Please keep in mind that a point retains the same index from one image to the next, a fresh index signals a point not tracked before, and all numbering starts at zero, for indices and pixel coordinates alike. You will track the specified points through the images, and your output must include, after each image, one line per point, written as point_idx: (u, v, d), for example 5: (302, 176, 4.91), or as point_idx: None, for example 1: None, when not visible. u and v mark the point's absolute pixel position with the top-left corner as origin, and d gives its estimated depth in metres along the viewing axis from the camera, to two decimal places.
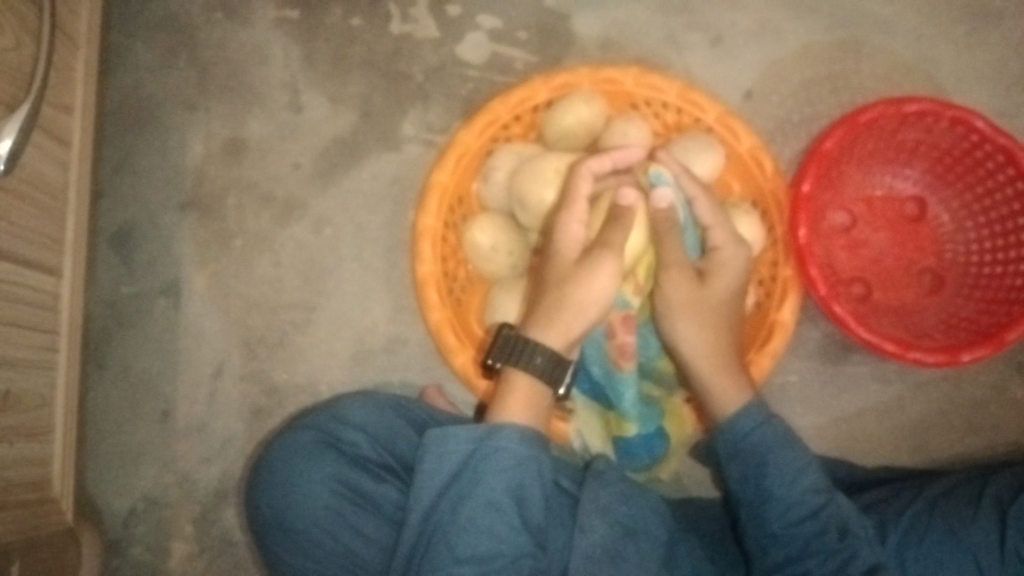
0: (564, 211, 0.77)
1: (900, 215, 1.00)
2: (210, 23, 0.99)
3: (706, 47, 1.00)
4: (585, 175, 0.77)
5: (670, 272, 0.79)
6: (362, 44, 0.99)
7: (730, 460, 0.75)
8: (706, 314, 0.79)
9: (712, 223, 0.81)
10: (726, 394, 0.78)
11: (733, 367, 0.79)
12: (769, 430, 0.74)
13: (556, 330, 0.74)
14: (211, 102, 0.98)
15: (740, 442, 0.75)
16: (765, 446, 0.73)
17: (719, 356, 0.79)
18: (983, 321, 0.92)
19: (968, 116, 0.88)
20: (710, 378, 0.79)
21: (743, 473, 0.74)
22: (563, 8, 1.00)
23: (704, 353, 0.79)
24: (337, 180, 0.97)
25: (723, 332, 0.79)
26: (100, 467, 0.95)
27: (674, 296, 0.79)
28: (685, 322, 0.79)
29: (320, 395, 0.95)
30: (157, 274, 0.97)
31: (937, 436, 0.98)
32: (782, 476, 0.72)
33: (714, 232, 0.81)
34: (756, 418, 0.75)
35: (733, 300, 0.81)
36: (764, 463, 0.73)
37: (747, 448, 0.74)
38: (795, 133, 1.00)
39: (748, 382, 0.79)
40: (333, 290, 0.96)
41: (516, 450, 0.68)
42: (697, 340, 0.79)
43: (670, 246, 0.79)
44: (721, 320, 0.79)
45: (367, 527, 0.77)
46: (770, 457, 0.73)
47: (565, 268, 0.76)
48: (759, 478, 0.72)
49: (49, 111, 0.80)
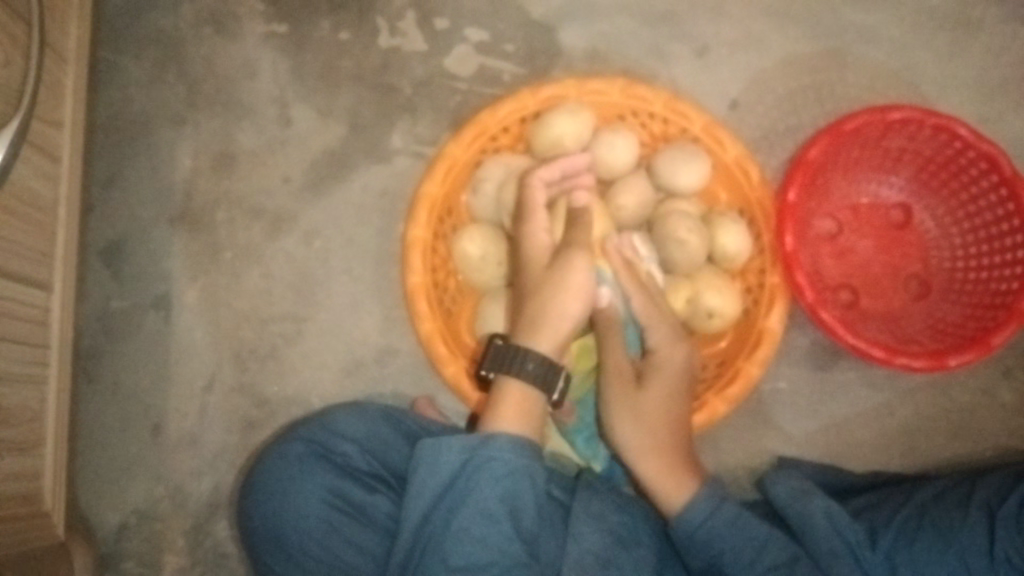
0: (526, 223, 0.80)
1: (886, 222, 1.01)
2: (200, 38, 1.00)
3: (691, 58, 1.01)
4: (537, 185, 0.80)
5: (612, 379, 0.82)
6: (351, 57, 0.99)
7: (687, 552, 0.75)
8: (647, 416, 0.80)
9: (649, 321, 0.83)
10: (671, 494, 0.78)
11: (676, 462, 0.79)
12: (721, 516, 0.75)
13: (540, 335, 0.75)
14: (201, 116, 0.99)
15: (692, 534, 0.75)
16: (718, 535, 0.74)
17: (665, 455, 0.79)
18: (970, 325, 0.93)
19: (950, 123, 0.89)
20: (653, 477, 0.79)
21: (703, 564, 0.74)
22: (550, 20, 1.00)
23: (645, 451, 0.80)
24: (327, 192, 0.98)
25: (663, 430, 0.80)
26: (91, 481, 0.95)
27: (616, 399, 0.81)
28: (625, 422, 0.81)
29: (311, 406, 0.96)
30: (148, 287, 0.97)
31: (924, 441, 0.98)
32: (738, 559, 0.73)
33: (652, 332, 0.83)
34: (705, 509, 0.75)
35: (678, 395, 0.82)
36: (720, 551, 0.73)
37: (702, 536, 0.75)
38: (780, 142, 1.01)
39: (693, 476, 0.79)
40: (324, 302, 0.97)
41: (509, 460, 0.68)
42: (639, 440, 0.80)
43: (612, 344, 0.82)
44: (664, 419, 0.80)
45: (360, 539, 0.76)
46: (726, 543, 0.74)
47: (539, 274, 0.78)
48: (718, 566, 0.73)
49: (39, 127, 0.80)
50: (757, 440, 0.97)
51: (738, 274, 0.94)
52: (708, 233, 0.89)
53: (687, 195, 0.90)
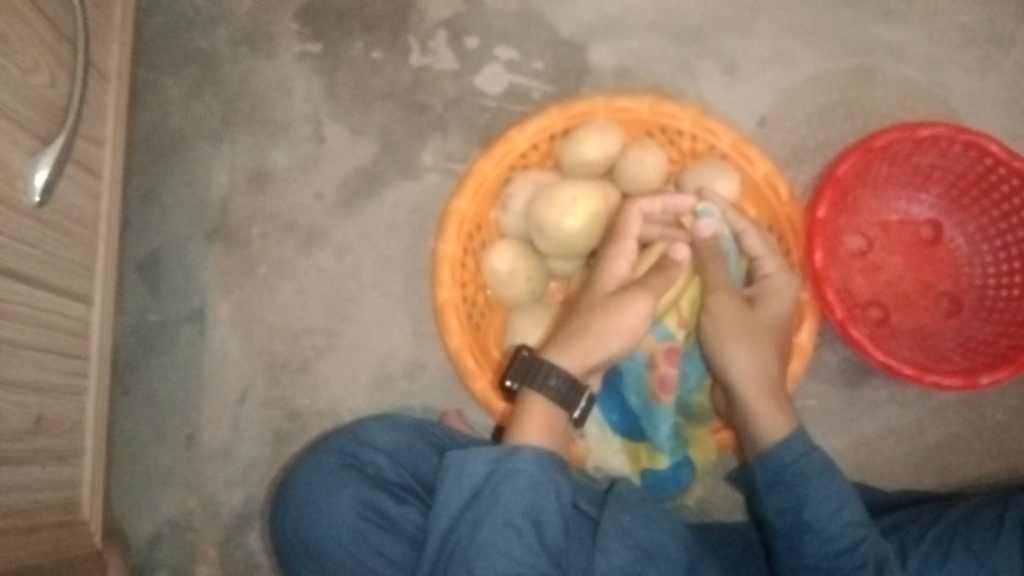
0: (613, 246, 0.80)
1: (916, 238, 1.00)
2: (235, 57, 1.02)
3: (720, 75, 1.02)
4: (635, 213, 0.80)
5: (717, 294, 0.82)
6: (383, 76, 1.01)
7: (767, 492, 0.76)
8: (756, 339, 0.80)
9: (761, 254, 0.84)
10: (772, 421, 0.77)
11: (779, 395, 0.79)
12: (813, 460, 0.74)
13: (574, 352, 0.75)
14: (237, 133, 1.01)
15: (780, 469, 0.75)
16: (804, 482, 0.74)
17: (768, 380, 0.79)
18: (1001, 344, 0.92)
19: (982, 140, 0.89)
20: (757, 401, 0.79)
21: (779, 506, 0.74)
22: (579, 39, 1.02)
23: (752, 373, 0.80)
24: (359, 209, 0.99)
25: (770, 354, 0.81)
26: (126, 490, 0.96)
27: (725, 317, 0.81)
28: (736, 348, 0.80)
29: (342, 420, 0.97)
30: (184, 301, 0.99)
31: (956, 460, 0.97)
32: (822, 508, 0.72)
33: (764, 261, 0.85)
34: (798, 449, 0.75)
35: (781, 327, 0.83)
36: (805, 495, 0.73)
37: (787, 478, 0.75)
38: (809, 158, 1.01)
39: (793, 412, 0.79)
40: (355, 316, 0.98)
41: (534, 473, 0.69)
42: (746, 364, 0.80)
43: (714, 272, 0.82)
44: (770, 341, 0.81)
45: (388, 548, 0.77)
46: (814, 488, 0.73)
47: (601, 296, 0.78)
48: (798, 508, 0.73)
49: (82, 145, 0.82)
50: None
51: None
52: None
53: None
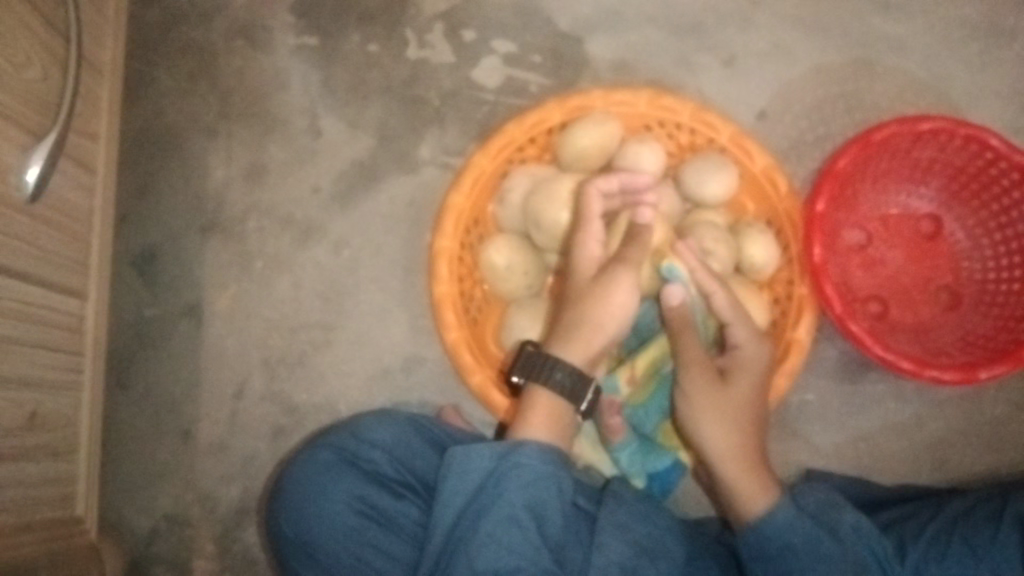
0: (581, 231, 0.78)
1: (916, 233, 1.00)
2: (231, 50, 1.01)
3: (719, 68, 1.01)
4: (594, 194, 0.78)
5: (691, 369, 0.77)
6: (380, 69, 1.01)
7: (752, 566, 0.75)
8: (731, 416, 0.76)
9: (732, 320, 0.79)
10: (753, 496, 0.75)
11: (759, 468, 0.76)
12: (799, 535, 0.73)
13: (576, 345, 0.74)
14: (233, 127, 1.01)
15: (764, 543, 0.74)
16: (789, 557, 0.73)
17: (746, 455, 0.76)
18: (1000, 338, 0.92)
19: (982, 134, 0.89)
20: (736, 479, 0.76)
21: None
22: (577, 32, 1.01)
23: (728, 451, 0.76)
24: (356, 203, 0.99)
25: (747, 428, 0.77)
26: (123, 485, 0.96)
27: (698, 394, 0.76)
28: (711, 424, 0.76)
29: (339, 415, 0.97)
30: (180, 296, 0.99)
31: (955, 454, 0.97)
32: None
33: (734, 329, 0.79)
34: (784, 519, 0.74)
35: (757, 396, 0.79)
36: (790, 572, 0.73)
37: (772, 551, 0.74)
38: (809, 152, 1.01)
39: (774, 481, 0.76)
40: (353, 311, 0.98)
41: (538, 467, 0.68)
42: (723, 439, 0.76)
43: (685, 340, 0.77)
44: (745, 417, 0.77)
45: (387, 544, 0.77)
46: (798, 561, 0.72)
47: (583, 282, 0.76)
48: None
49: (76, 139, 0.82)
50: (784, 453, 0.96)
51: (766, 285, 0.94)
52: (737, 244, 0.89)
53: (715, 206, 0.90)
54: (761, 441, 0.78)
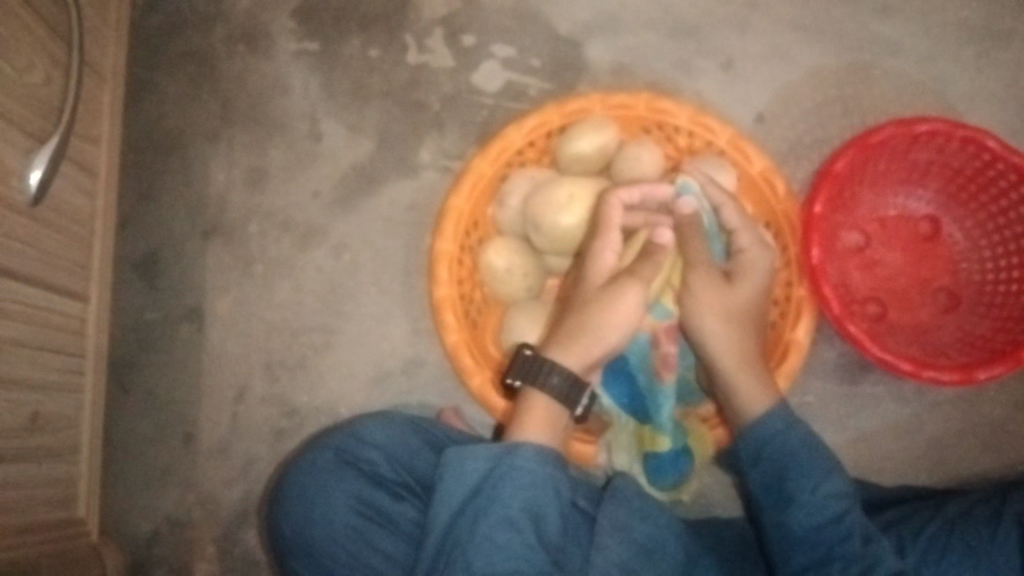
0: (597, 240, 0.79)
1: (914, 234, 1.00)
2: (232, 56, 1.02)
3: (717, 71, 1.02)
4: (615, 204, 0.80)
5: (696, 272, 0.79)
6: (380, 74, 1.01)
7: (752, 466, 0.75)
8: (733, 317, 0.79)
9: (737, 227, 0.82)
10: (752, 395, 0.77)
11: (759, 368, 0.78)
12: (795, 435, 0.74)
13: (574, 351, 0.75)
14: (235, 131, 1.01)
15: (765, 439, 0.75)
16: (789, 451, 0.73)
17: (747, 354, 0.78)
18: (998, 339, 0.92)
19: (979, 135, 0.89)
20: (736, 378, 0.78)
21: (764, 478, 0.73)
22: (576, 36, 1.02)
23: (728, 350, 0.78)
24: (356, 207, 1.00)
25: (748, 327, 0.79)
26: (124, 488, 0.96)
27: (701, 293, 0.79)
28: (713, 321, 0.78)
29: (340, 418, 0.97)
30: (182, 300, 0.99)
31: (955, 455, 0.97)
32: (805, 480, 0.71)
33: (739, 235, 0.82)
34: (782, 421, 0.75)
35: (759, 299, 0.81)
36: (787, 465, 0.72)
37: (771, 450, 0.74)
38: (807, 155, 1.01)
39: (772, 382, 0.78)
40: (353, 314, 0.98)
41: (534, 469, 0.69)
42: (724, 339, 0.78)
43: (694, 250, 0.79)
44: (746, 319, 0.79)
45: (385, 545, 0.77)
46: (797, 460, 0.72)
47: (592, 291, 0.77)
48: (781, 478, 0.72)
49: (78, 143, 0.83)
50: None
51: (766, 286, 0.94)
52: None
53: None
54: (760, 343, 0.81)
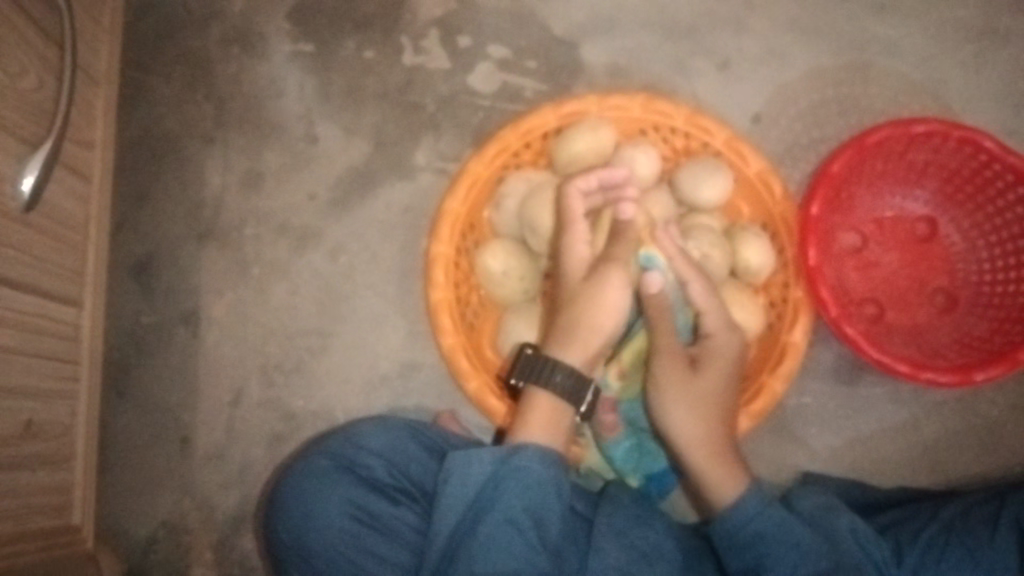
0: (567, 235, 0.79)
1: (911, 235, 1.00)
2: (227, 57, 1.02)
3: (713, 72, 1.02)
4: (573, 193, 0.78)
5: (662, 359, 0.79)
6: (375, 75, 1.01)
7: (726, 553, 0.74)
8: (699, 405, 0.78)
9: (704, 306, 0.81)
10: (722, 488, 0.76)
11: (729, 458, 0.77)
12: (767, 517, 0.73)
13: (576, 345, 0.76)
14: (229, 134, 1.01)
15: (736, 530, 0.73)
16: (762, 539, 0.72)
17: (715, 443, 0.77)
18: (996, 340, 0.92)
19: (976, 136, 0.88)
20: (705, 469, 0.77)
21: (740, 567, 0.73)
22: (572, 36, 1.01)
23: (697, 438, 0.77)
24: (352, 209, 0.99)
25: (715, 417, 0.78)
26: (121, 492, 0.96)
27: (668, 383, 0.78)
28: (678, 410, 0.78)
29: (336, 421, 0.97)
30: (177, 303, 0.99)
31: (953, 456, 0.97)
32: (782, 567, 0.71)
33: (708, 316, 0.81)
34: (754, 505, 0.74)
35: (727, 385, 0.80)
36: (763, 554, 0.71)
37: (744, 538, 0.73)
38: (803, 156, 1.01)
39: (742, 472, 0.77)
40: (349, 317, 0.98)
41: (537, 470, 0.69)
42: (692, 428, 0.78)
43: (661, 326, 0.79)
44: (714, 409, 0.78)
45: (383, 550, 0.77)
46: (771, 548, 0.71)
47: (576, 284, 0.78)
48: (757, 568, 0.71)
49: (70, 148, 0.82)
50: (781, 455, 0.97)
51: (762, 288, 0.94)
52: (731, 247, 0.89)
53: (710, 210, 0.91)
54: (732, 432, 0.79)
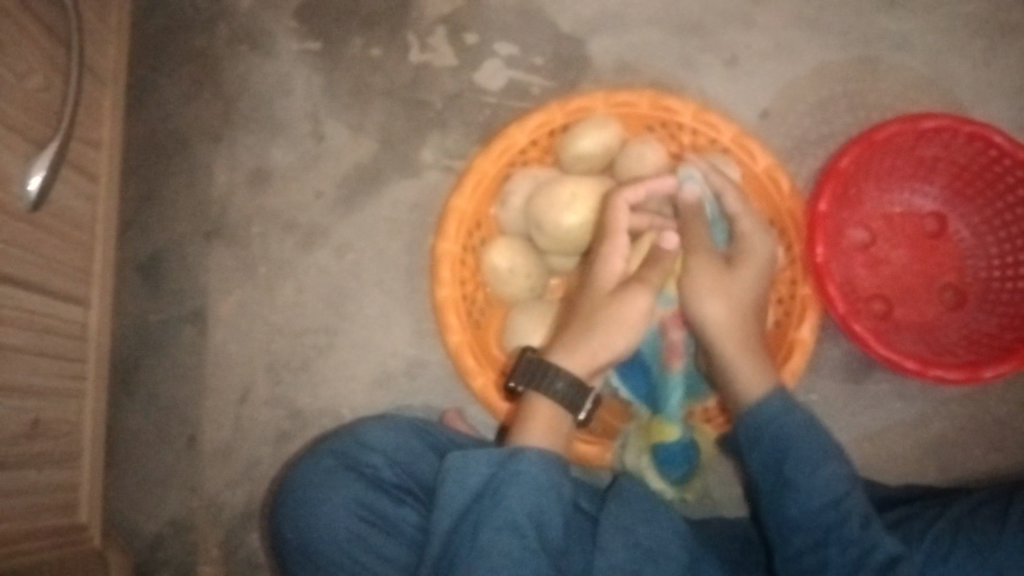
0: (606, 244, 0.78)
1: (920, 231, 0.99)
2: (234, 56, 1.02)
3: (721, 68, 1.01)
4: (621, 206, 0.78)
5: (695, 257, 0.79)
6: (382, 73, 1.01)
7: (750, 447, 0.74)
8: (733, 299, 0.78)
9: (738, 212, 0.82)
10: (749, 383, 0.76)
11: (759, 354, 0.78)
12: (795, 418, 0.73)
13: (580, 356, 0.76)
14: (237, 132, 1.01)
15: (763, 425, 0.73)
16: (787, 436, 0.72)
17: (745, 337, 0.78)
18: (1005, 337, 0.91)
19: (986, 131, 0.88)
20: (735, 361, 0.77)
21: (763, 460, 0.72)
22: (579, 34, 1.01)
23: (727, 331, 0.78)
24: (358, 207, 0.99)
25: (747, 313, 0.79)
26: (129, 489, 0.97)
27: (701, 278, 0.78)
28: (711, 304, 0.78)
29: (343, 418, 0.97)
30: (185, 301, 0.99)
31: (961, 454, 0.97)
32: (803, 463, 0.70)
33: (740, 219, 0.82)
34: (781, 405, 0.74)
35: (760, 284, 0.81)
36: (786, 450, 0.71)
37: (772, 434, 0.73)
38: (811, 152, 1.00)
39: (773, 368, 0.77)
40: (355, 315, 0.98)
41: (538, 474, 0.69)
42: (723, 321, 0.78)
43: (695, 233, 0.80)
44: (746, 305, 0.79)
45: (386, 549, 0.77)
46: (795, 446, 0.71)
47: (600, 296, 0.77)
48: (780, 462, 0.71)
49: (77, 147, 0.83)
50: None
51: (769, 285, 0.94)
52: None
53: None
54: (761, 331, 0.80)
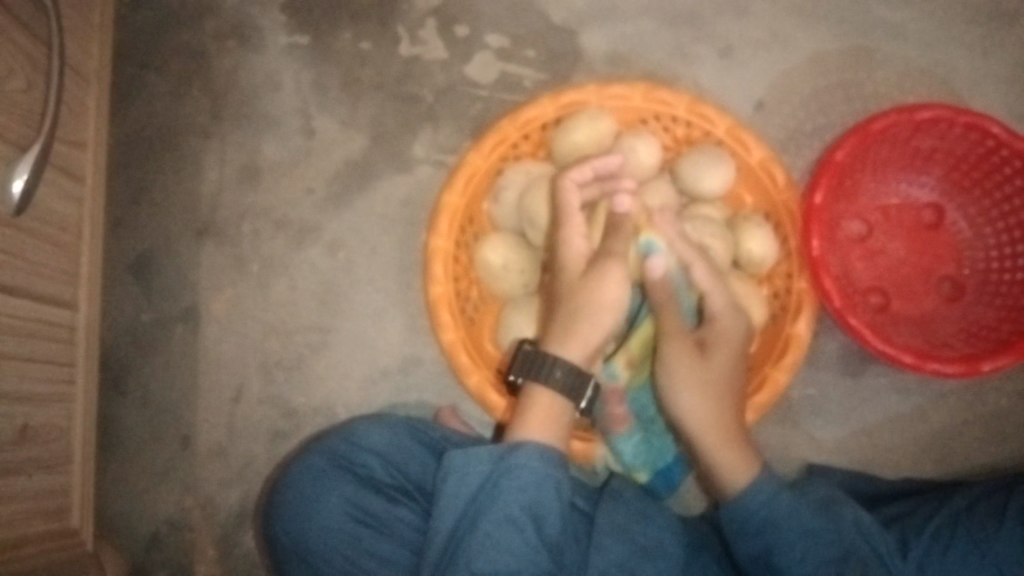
0: (563, 228, 0.77)
1: (917, 222, 0.98)
2: (222, 51, 1.01)
3: (715, 58, 1.00)
4: (569, 185, 0.77)
5: (670, 343, 0.77)
6: (372, 66, 1.00)
7: (735, 538, 0.73)
8: (708, 388, 0.76)
9: (708, 289, 0.79)
10: (734, 468, 0.74)
11: (740, 440, 0.76)
12: (781, 503, 0.72)
13: (574, 343, 0.72)
14: (226, 129, 1.00)
15: (745, 519, 0.72)
16: (771, 527, 0.71)
17: (724, 423, 0.75)
18: (1003, 328, 0.91)
19: (983, 121, 0.87)
20: (716, 453, 0.75)
21: (750, 553, 0.72)
22: (571, 25, 1.00)
23: (707, 424, 0.75)
24: (350, 203, 0.98)
25: (724, 399, 0.76)
26: (123, 490, 0.96)
27: (678, 369, 0.76)
28: (688, 395, 0.76)
29: (337, 416, 0.96)
30: (176, 300, 0.98)
31: (959, 446, 0.96)
32: (790, 553, 0.70)
33: (712, 298, 0.79)
34: (764, 492, 0.72)
35: (734, 366, 0.79)
36: (771, 541, 0.71)
37: (754, 525, 0.72)
38: (807, 143, 0.99)
39: (753, 453, 0.75)
40: (348, 312, 0.97)
41: (536, 467, 0.68)
42: (702, 412, 0.75)
43: (667, 316, 0.78)
44: (724, 391, 0.77)
45: (382, 550, 0.77)
46: (781, 534, 0.71)
47: (573, 280, 0.75)
48: (768, 555, 0.71)
49: (61, 149, 0.82)
50: (786, 447, 0.96)
51: (765, 279, 0.93)
52: (734, 239, 0.88)
53: (712, 201, 0.90)
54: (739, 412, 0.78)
